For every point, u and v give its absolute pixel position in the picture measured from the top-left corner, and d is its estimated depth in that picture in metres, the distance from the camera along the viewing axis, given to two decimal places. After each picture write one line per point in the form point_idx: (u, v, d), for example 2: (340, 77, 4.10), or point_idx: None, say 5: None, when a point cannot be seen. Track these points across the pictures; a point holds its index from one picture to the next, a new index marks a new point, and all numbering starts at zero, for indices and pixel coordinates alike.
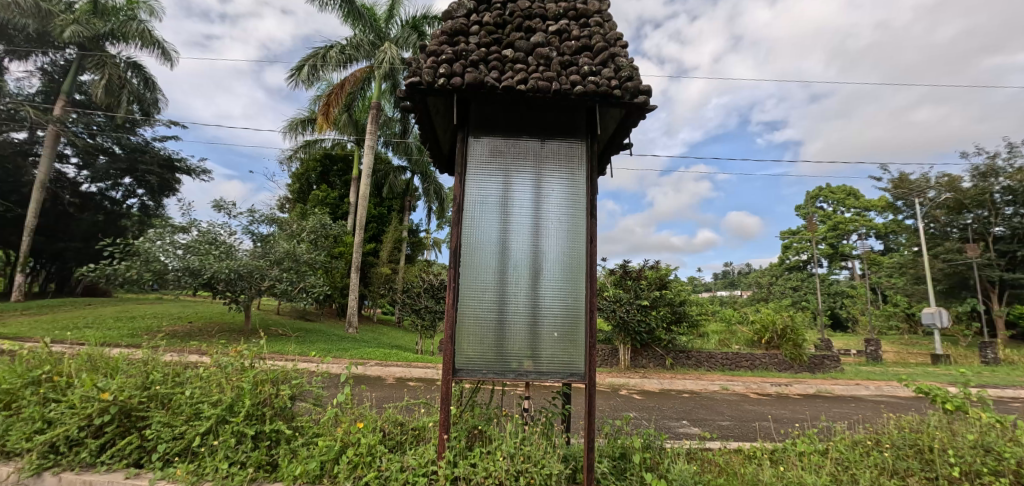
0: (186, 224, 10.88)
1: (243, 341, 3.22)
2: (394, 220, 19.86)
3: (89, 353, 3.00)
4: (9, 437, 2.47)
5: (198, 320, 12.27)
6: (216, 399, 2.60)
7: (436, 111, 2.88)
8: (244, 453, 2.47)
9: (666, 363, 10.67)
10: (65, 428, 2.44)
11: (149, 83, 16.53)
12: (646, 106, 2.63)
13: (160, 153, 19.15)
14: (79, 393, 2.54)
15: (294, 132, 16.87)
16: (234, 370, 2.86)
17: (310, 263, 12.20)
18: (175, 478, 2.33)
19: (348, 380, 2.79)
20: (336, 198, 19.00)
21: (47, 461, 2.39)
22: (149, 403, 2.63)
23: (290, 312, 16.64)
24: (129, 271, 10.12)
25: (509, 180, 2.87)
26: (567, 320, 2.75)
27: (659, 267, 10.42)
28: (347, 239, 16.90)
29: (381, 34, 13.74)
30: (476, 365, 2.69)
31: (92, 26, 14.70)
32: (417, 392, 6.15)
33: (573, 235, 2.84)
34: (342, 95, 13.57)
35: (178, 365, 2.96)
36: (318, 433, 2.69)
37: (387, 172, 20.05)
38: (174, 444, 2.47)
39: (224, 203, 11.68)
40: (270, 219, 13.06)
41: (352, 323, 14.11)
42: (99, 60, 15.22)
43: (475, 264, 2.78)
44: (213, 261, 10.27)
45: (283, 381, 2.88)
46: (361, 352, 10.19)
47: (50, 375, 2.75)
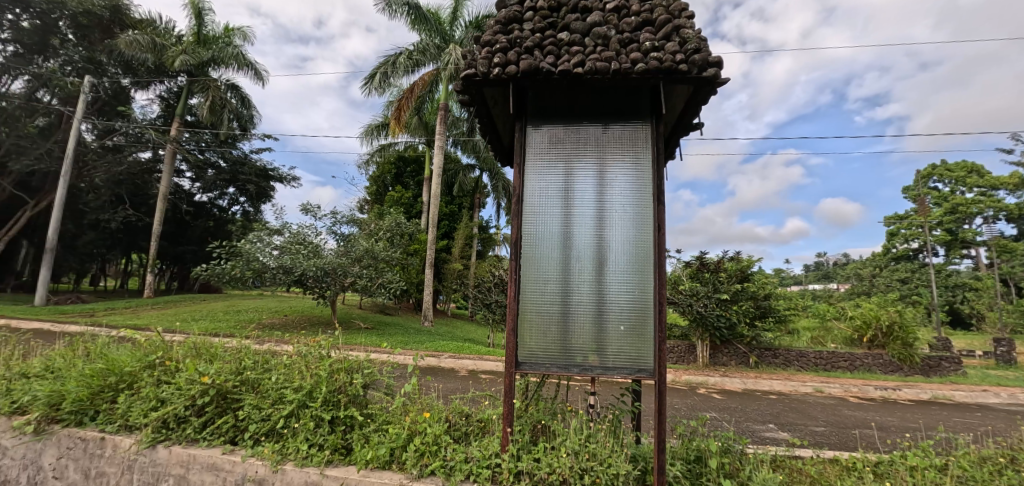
0: (279, 226, 11.94)
1: (322, 331, 3.40)
2: (464, 217, 20.39)
3: (194, 342, 3.32)
4: (130, 412, 2.78)
5: (292, 314, 13.43)
6: (297, 385, 2.77)
7: (493, 103, 2.85)
8: (322, 436, 2.62)
9: (750, 361, 9.91)
10: (174, 407, 2.72)
11: (245, 101, 18.22)
12: (716, 80, 2.42)
13: (257, 164, 21.22)
14: (184, 376, 2.82)
15: (370, 138, 17.87)
16: (314, 358, 3.02)
17: (387, 259, 12.81)
18: (262, 456, 2.52)
19: (416, 369, 2.87)
20: (410, 198, 19.89)
21: (160, 435, 2.68)
22: (241, 386, 2.87)
23: (372, 306, 17.73)
24: (233, 270, 11.23)
25: (571, 169, 2.77)
26: (635, 314, 2.60)
27: (740, 259, 9.73)
28: (421, 236, 17.59)
29: (446, 36, 14.11)
30: (540, 359, 2.63)
31: (197, 55, 16.42)
32: (490, 386, 6.23)
33: (639, 223, 2.68)
34: (412, 99, 14.15)
35: (266, 353, 3.20)
36: (388, 420, 2.76)
37: (457, 171, 20.74)
38: (263, 424, 2.68)
39: (311, 206, 12.67)
40: (351, 220, 13.97)
41: (427, 317, 14.72)
42: (204, 85, 16.93)
43: (537, 257, 2.72)
44: (303, 260, 11.17)
45: (357, 370, 3.02)
46: (436, 345, 10.56)
47: (162, 360, 3.07)
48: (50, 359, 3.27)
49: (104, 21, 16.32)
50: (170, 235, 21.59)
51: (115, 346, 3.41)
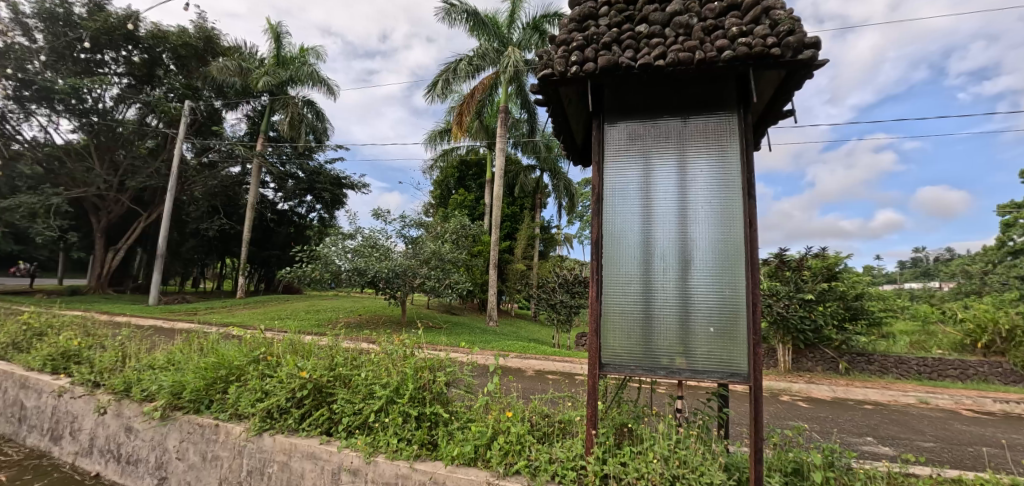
0: (353, 231, 12.66)
1: (404, 331, 3.55)
2: (526, 218, 20.49)
3: (290, 339, 3.57)
4: (240, 402, 3.01)
5: (366, 313, 14.19)
6: (385, 382, 2.91)
7: (569, 101, 2.82)
8: (410, 431, 2.73)
9: (840, 368, 9.08)
10: (277, 398, 2.93)
11: (319, 115, 19.41)
12: (813, 62, 2.24)
13: (332, 173, 22.69)
14: (285, 370, 3.04)
15: (434, 143, 18.49)
16: (399, 356, 3.18)
17: (453, 261, 13.17)
18: (356, 448, 2.66)
19: (497, 368, 2.91)
20: (473, 201, 20.30)
21: (265, 424, 2.89)
22: (334, 381, 3.06)
23: (439, 306, 18.32)
24: (313, 272, 12.00)
25: (651, 165, 2.69)
26: (725, 315, 2.46)
27: (825, 256, 8.95)
28: (485, 238, 17.91)
29: (504, 39, 14.27)
30: (623, 361, 2.57)
31: (277, 75, 17.82)
32: (566, 387, 6.16)
33: (727, 218, 2.54)
34: (473, 104, 14.42)
35: (355, 351, 3.40)
36: (471, 418, 2.83)
37: (518, 172, 20.91)
38: (355, 418, 2.83)
39: (381, 211, 13.32)
40: (418, 223, 14.51)
41: (491, 318, 14.93)
42: (284, 102, 18.34)
43: (617, 257, 2.66)
44: (376, 262, 11.77)
45: (438, 368, 3.12)
46: (502, 345, 10.68)
47: (264, 355, 3.33)
48: (170, 353, 3.63)
49: (199, 51, 18.05)
50: (258, 241, 23.67)
51: (224, 342, 3.73)
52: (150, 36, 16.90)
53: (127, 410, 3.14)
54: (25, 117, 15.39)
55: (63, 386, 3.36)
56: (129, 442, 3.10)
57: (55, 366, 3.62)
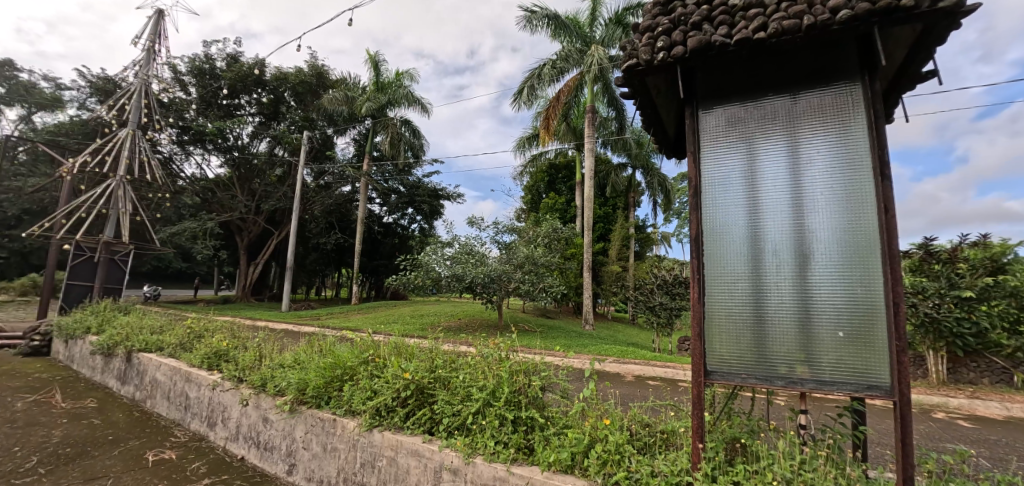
0: (451, 239, 13.28)
1: (499, 334, 3.60)
2: (619, 218, 19.89)
3: (395, 342, 3.81)
4: (353, 400, 3.26)
5: (465, 317, 14.79)
6: (482, 384, 2.97)
7: (658, 90, 2.66)
8: (506, 434, 2.73)
9: (1016, 381, 7.40)
10: (384, 398, 3.13)
11: (416, 132, 20.77)
12: (961, 9, 1.85)
13: (429, 186, 24.17)
14: (391, 372, 3.24)
15: (523, 150, 18.80)
16: (494, 360, 3.22)
17: (546, 264, 13.21)
18: (455, 448, 2.73)
19: (592, 373, 2.82)
20: (564, 204, 20.19)
21: (375, 421, 3.08)
22: (435, 383, 3.19)
23: (534, 310, 18.47)
24: (416, 279, 12.74)
25: (755, 151, 2.42)
26: (857, 317, 2.12)
27: (988, 245, 7.41)
28: (577, 241, 17.72)
29: (587, 38, 14.10)
30: (733, 369, 2.33)
31: (378, 99, 19.41)
32: (670, 395, 5.79)
33: (854, 205, 2.19)
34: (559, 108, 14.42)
35: (453, 353, 3.52)
36: (568, 424, 2.77)
37: (608, 172, 20.47)
38: (454, 419, 2.92)
39: (476, 219, 13.82)
40: (511, 229, 14.83)
41: (587, 321, 14.68)
42: (385, 123, 19.91)
43: (720, 254, 2.43)
44: (472, 268, 12.22)
45: (534, 373, 3.12)
46: (599, 349, 10.43)
47: (373, 357, 3.58)
48: (296, 353, 4.05)
49: (313, 86, 20.35)
50: (369, 252, 25.95)
51: (339, 345, 4.09)
52: (274, 78, 19.46)
53: (264, 402, 3.58)
54: (186, 157, 18.92)
55: (216, 381, 3.92)
56: (266, 431, 3.52)
57: (210, 363, 4.23)
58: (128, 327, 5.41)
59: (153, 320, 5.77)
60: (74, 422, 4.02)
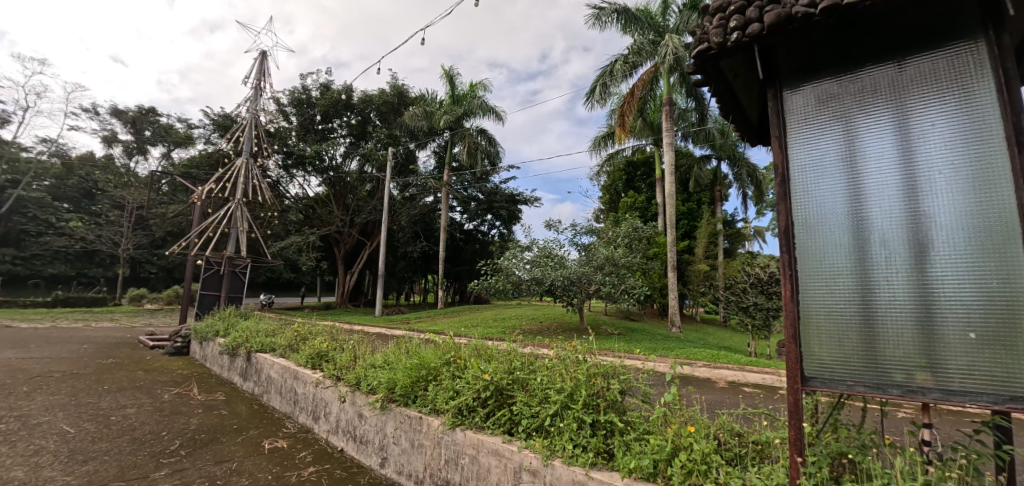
0: (530, 243, 13.41)
1: (576, 337, 3.53)
2: (705, 213, 18.74)
3: (476, 344, 3.92)
4: (438, 398, 3.40)
5: (546, 320, 14.80)
6: (559, 387, 2.92)
7: (735, 74, 2.49)
8: (585, 437, 2.65)
9: None
10: (466, 398, 3.22)
11: (491, 140, 21.27)
12: None
13: (507, 192, 24.68)
14: (471, 373, 3.33)
15: (598, 149, 18.47)
16: (572, 362, 3.15)
17: (628, 265, 12.83)
18: (535, 450, 2.72)
19: (675, 378, 2.66)
20: (644, 202, 19.45)
21: (459, 419, 3.18)
22: (513, 385, 3.22)
23: (617, 312, 18.00)
24: (496, 283, 13.01)
25: (854, 130, 2.16)
26: (995, 316, 1.78)
27: None
28: (660, 239, 16.99)
29: (660, 28, 13.65)
30: (836, 374, 2.07)
31: (454, 111, 20.22)
32: (765, 402, 5.35)
33: (985, 182, 1.85)
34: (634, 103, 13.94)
35: (531, 356, 3.53)
36: (649, 430, 2.62)
37: (691, 165, 19.46)
38: (533, 420, 2.90)
39: (553, 222, 13.83)
40: (590, 230, 14.63)
41: (674, 324, 13.98)
42: (462, 134, 20.65)
43: (816, 246, 2.18)
44: (552, 271, 12.20)
45: (613, 376, 3.02)
46: (687, 352, 9.89)
47: (455, 358, 3.71)
48: (387, 354, 4.33)
49: (396, 105, 21.71)
50: (452, 258, 27.06)
51: (424, 347, 4.31)
52: (361, 101, 21.09)
53: (359, 399, 3.88)
54: (291, 179, 21.11)
55: (319, 379, 4.32)
56: (361, 426, 3.80)
57: (314, 363, 4.68)
58: (247, 331, 6.16)
59: (267, 324, 6.52)
60: (208, 412, 4.66)
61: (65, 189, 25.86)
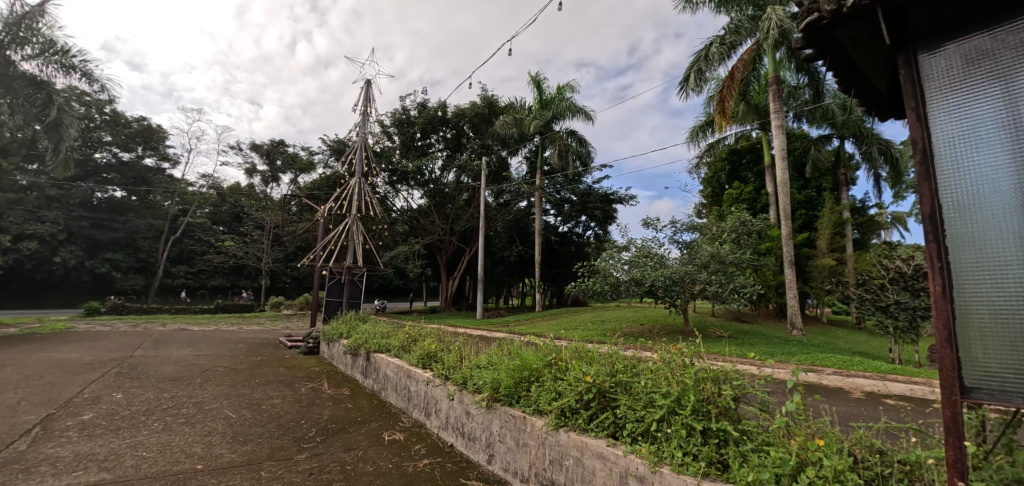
0: (627, 243, 13.02)
1: (682, 340, 3.28)
2: (828, 201, 16.65)
3: (576, 347, 3.86)
4: (540, 399, 3.40)
5: (648, 323, 14.22)
6: (665, 391, 2.70)
7: (856, 44, 2.21)
8: (696, 446, 2.41)
9: None
10: (567, 399, 3.15)
11: (582, 140, 21.10)
12: None
13: (600, 192, 24.30)
14: (572, 375, 3.25)
15: (696, 140, 17.40)
16: (678, 366, 2.91)
17: (737, 263, 11.86)
18: (641, 455, 2.55)
19: (800, 385, 2.31)
20: (752, 192, 17.82)
21: (561, 421, 3.13)
22: (616, 387, 3.06)
23: (726, 313, 16.70)
24: (594, 285, 12.81)
25: (1018, 90, 1.78)
26: None
27: None
28: (773, 233, 15.46)
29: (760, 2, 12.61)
30: (1007, 386, 1.69)
31: (543, 116, 20.41)
32: (916, 417, 4.61)
33: None
34: (734, 87, 12.85)
35: (634, 359, 3.36)
36: (769, 441, 2.32)
37: (807, 148, 17.46)
38: (638, 425, 2.72)
39: (650, 220, 13.29)
40: (691, 227, 13.81)
41: (795, 326, 12.60)
42: (553, 138, 20.77)
43: (972, 231, 1.81)
44: (651, 271, 11.70)
45: (724, 382, 2.71)
46: (814, 358, 8.84)
47: (556, 360, 3.68)
48: (490, 356, 4.49)
49: (487, 116, 22.49)
50: (548, 262, 27.25)
51: (525, 348, 4.41)
52: (454, 115, 22.20)
53: (466, 398, 4.09)
54: (396, 193, 22.92)
55: (429, 378, 4.63)
56: (468, 423, 4.01)
57: (424, 363, 5.04)
58: (366, 333, 6.82)
59: (383, 327, 7.15)
60: (336, 405, 5.26)
61: (221, 214, 30.91)
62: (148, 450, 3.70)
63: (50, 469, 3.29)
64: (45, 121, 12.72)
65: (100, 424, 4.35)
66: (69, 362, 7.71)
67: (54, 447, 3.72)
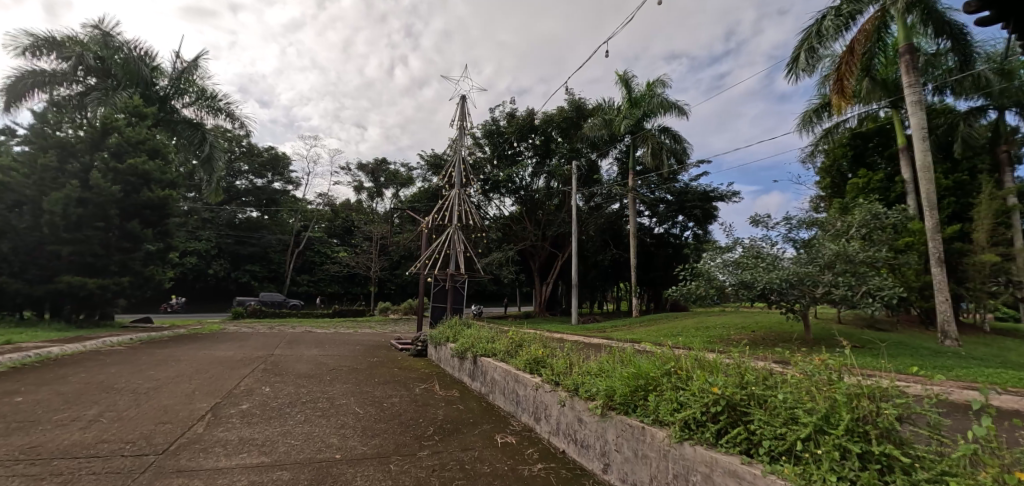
0: (731, 243, 12.12)
1: (824, 351, 2.96)
2: (987, 186, 13.98)
3: (696, 355, 3.65)
4: (660, 409, 3.26)
5: (760, 330, 13.01)
6: (811, 407, 2.42)
7: None
8: (852, 470, 2.10)
9: None
10: (692, 411, 2.96)
11: (676, 137, 20.16)
12: None
13: (698, 189, 22.96)
14: (697, 385, 3.07)
15: (809, 126, 15.70)
16: (823, 380, 2.63)
17: (870, 261, 10.39)
18: (783, 476, 2.28)
19: (991, 406, 1.96)
20: (884, 180, 15.54)
21: (686, 434, 2.95)
22: (749, 401, 2.82)
23: (856, 320, 14.73)
24: (697, 289, 12.04)
25: None
26: None
27: None
28: (914, 226, 13.35)
29: None
30: None
31: (633, 115, 19.79)
32: None
33: None
34: (855, 62, 11.25)
35: (766, 370, 3.09)
36: (950, 472, 1.99)
37: (954, 123, 14.88)
38: (779, 443, 2.46)
39: (760, 217, 12.22)
40: (808, 223, 12.46)
41: (949, 336, 10.72)
42: (644, 136, 20.09)
43: None
44: (763, 273, 10.68)
45: (882, 398, 2.39)
46: (979, 374, 7.43)
47: (675, 369, 3.51)
48: (601, 362, 4.44)
49: (575, 119, 22.33)
50: (643, 265, 26.29)
51: (638, 355, 4.28)
52: (542, 121, 22.41)
53: (578, 404, 4.07)
54: (489, 202, 23.71)
55: (539, 382, 4.70)
56: (581, 430, 3.98)
57: (532, 368, 5.12)
58: (471, 337, 7.13)
59: (487, 332, 7.40)
60: (449, 406, 5.55)
61: (335, 227, 34.38)
62: (295, 439, 4.22)
63: (223, 450, 3.89)
64: (201, 156, 15.19)
65: (255, 414, 5.05)
66: (226, 359, 9.07)
67: (224, 431, 4.39)
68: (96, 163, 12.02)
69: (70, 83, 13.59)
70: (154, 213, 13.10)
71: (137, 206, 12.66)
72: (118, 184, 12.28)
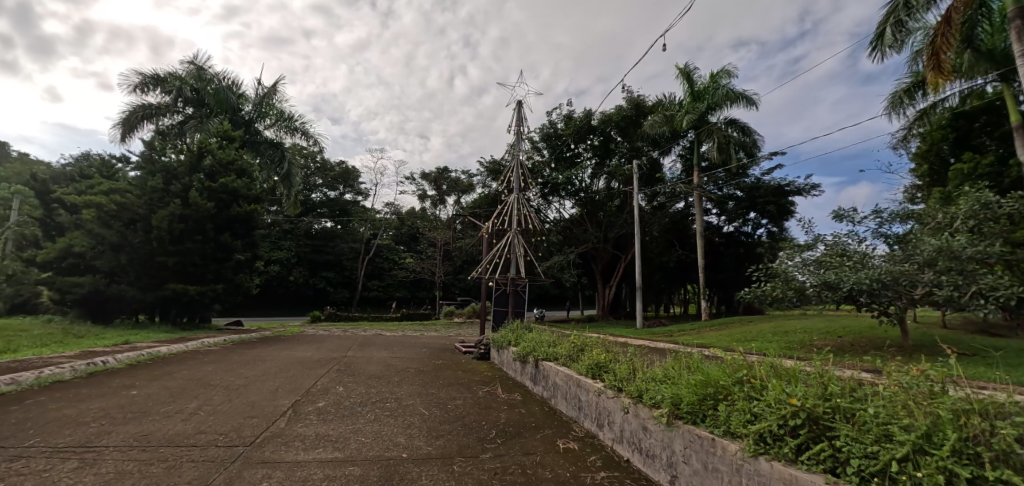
0: (812, 241, 11.21)
1: (923, 361, 2.65)
2: None
3: (771, 363, 3.40)
4: (731, 421, 3.06)
5: (848, 335, 11.88)
6: (908, 423, 2.17)
7: None
8: None
9: None
10: (768, 423, 2.75)
11: (745, 129, 19.03)
12: None
13: (771, 184, 21.45)
14: (772, 395, 2.85)
15: (899, 108, 14.14)
16: (923, 393, 2.36)
17: (983, 258, 9.12)
18: None
19: None
20: (995, 163, 13.59)
21: (761, 448, 2.74)
22: (833, 414, 2.58)
23: (967, 324, 13.00)
24: (773, 291, 11.22)
25: None
26: None
27: None
28: None
29: None
30: None
31: (696, 109, 18.84)
32: None
33: None
34: (954, 33, 9.93)
35: (853, 380, 2.81)
36: None
37: None
38: (869, 462, 2.21)
39: (843, 211, 11.20)
40: (903, 216, 11.24)
41: None
42: (709, 131, 19.10)
43: None
44: (849, 273, 9.74)
45: (997, 416, 2.09)
46: None
47: (748, 377, 3.30)
48: (665, 369, 4.27)
49: (634, 117, 21.73)
50: (712, 266, 24.99)
51: (705, 362, 4.07)
52: (599, 122, 22.05)
53: (642, 412, 3.93)
54: (548, 205, 23.70)
55: (601, 388, 4.61)
56: (646, 439, 3.83)
57: (594, 373, 5.04)
58: (533, 341, 7.13)
59: (549, 336, 7.36)
60: (511, 409, 5.59)
61: (402, 234, 35.95)
62: (366, 437, 4.43)
63: (301, 444, 4.17)
64: (281, 173, 16.52)
65: (330, 411, 5.38)
66: (305, 359, 9.77)
67: (304, 426, 4.73)
68: (194, 183, 13.47)
69: (172, 114, 15.38)
70: (243, 225, 14.42)
71: (228, 219, 14.01)
72: (213, 201, 13.68)
